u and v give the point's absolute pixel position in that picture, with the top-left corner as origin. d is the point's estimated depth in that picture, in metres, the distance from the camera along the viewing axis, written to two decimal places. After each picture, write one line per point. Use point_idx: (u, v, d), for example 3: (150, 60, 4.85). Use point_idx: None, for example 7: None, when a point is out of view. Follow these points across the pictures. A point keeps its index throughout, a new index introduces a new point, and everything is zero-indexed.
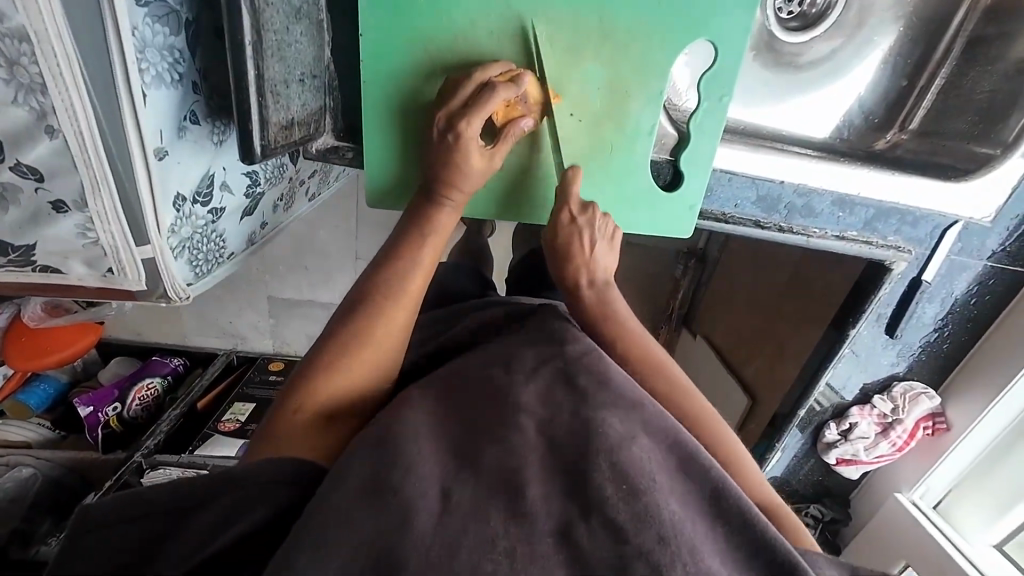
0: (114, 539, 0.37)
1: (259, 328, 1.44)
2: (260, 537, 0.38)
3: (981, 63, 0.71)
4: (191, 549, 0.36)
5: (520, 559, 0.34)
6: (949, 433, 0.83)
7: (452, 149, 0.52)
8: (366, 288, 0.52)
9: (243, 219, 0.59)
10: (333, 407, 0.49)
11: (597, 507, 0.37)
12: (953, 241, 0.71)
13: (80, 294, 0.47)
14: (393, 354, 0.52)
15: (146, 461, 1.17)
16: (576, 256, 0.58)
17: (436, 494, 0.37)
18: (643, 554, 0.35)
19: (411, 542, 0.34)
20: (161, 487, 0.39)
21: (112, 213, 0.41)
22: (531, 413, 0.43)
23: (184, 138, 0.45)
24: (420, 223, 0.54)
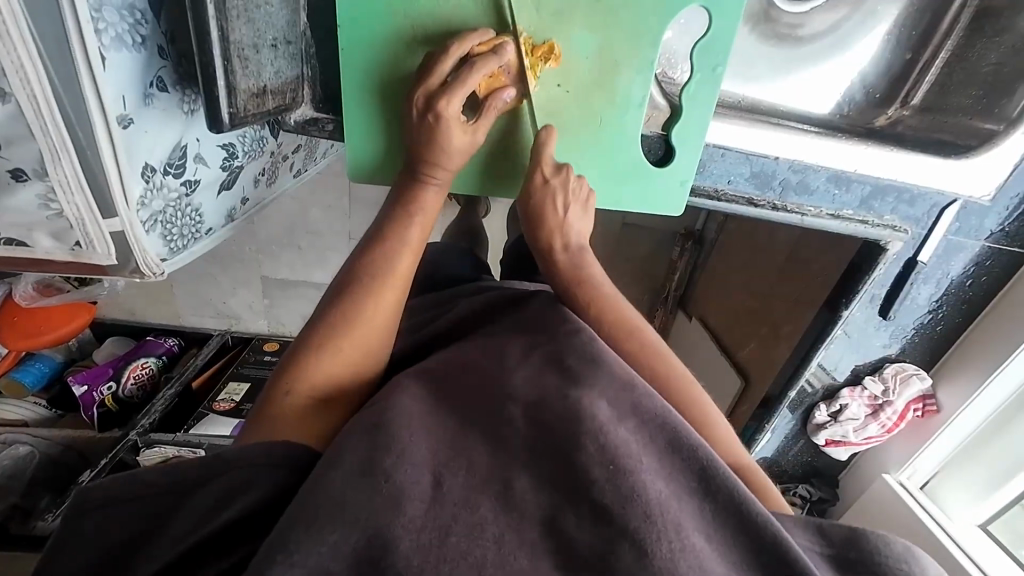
0: (118, 516, 0.38)
1: (253, 309, 1.43)
2: (256, 516, 0.37)
3: (988, 34, 0.68)
4: (187, 529, 0.36)
5: (508, 546, 0.33)
6: (939, 414, 0.82)
7: (433, 125, 0.51)
8: (357, 270, 0.51)
9: (221, 194, 0.58)
10: (325, 390, 0.48)
11: (586, 493, 0.36)
12: (950, 221, 0.70)
13: (47, 267, 0.45)
14: (384, 338, 0.52)
15: (141, 440, 1.18)
16: (549, 221, 0.58)
17: (427, 481, 0.36)
18: (629, 533, 0.33)
19: (400, 525, 0.33)
20: (160, 471, 0.39)
21: (75, 182, 0.39)
22: (520, 397, 0.42)
23: (151, 105, 0.43)
24: (406, 197, 0.53)
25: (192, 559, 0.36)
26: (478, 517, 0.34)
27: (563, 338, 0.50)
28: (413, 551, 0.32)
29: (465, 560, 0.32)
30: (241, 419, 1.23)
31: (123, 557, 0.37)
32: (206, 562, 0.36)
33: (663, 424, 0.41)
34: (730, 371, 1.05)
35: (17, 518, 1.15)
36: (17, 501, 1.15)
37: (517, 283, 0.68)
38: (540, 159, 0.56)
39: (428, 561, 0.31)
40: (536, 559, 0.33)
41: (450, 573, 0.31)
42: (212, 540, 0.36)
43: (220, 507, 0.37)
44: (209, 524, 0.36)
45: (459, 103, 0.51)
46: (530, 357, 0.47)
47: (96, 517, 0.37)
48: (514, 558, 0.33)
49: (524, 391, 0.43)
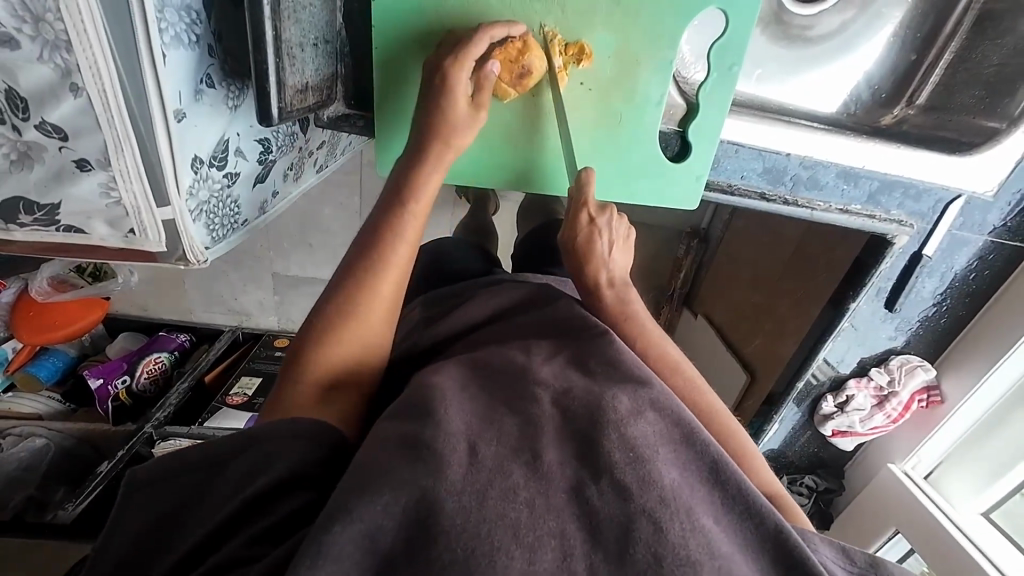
0: (164, 491, 0.41)
1: (264, 305, 1.45)
2: (295, 479, 0.40)
3: (990, 37, 0.71)
4: (237, 489, 0.39)
5: (539, 509, 0.35)
6: (943, 404, 0.85)
7: (441, 85, 0.51)
8: (354, 261, 0.51)
9: (255, 187, 0.60)
10: (334, 374, 0.49)
11: (606, 470, 0.37)
12: (955, 216, 0.72)
13: (103, 253, 0.48)
14: (387, 325, 0.52)
15: (157, 432, 1.19)
16: (594, 257, 0.56)
17: (464, 447, 0.38)
18: (647, 511, 0.35)
19: (442, 488, 0.35)
20: (197, 448, 0.42)
21: (134, 172, 0.42)
22: (547, 386, 0.44)
23: (201, 101, 0.46)
24: (403, 184, 0.52)
25: (243, 518, 0.38)
26: (510, 482, 0.36)
27: (583, 330, 0.52)
28: (457, 512, 0.34)
29: (501, 521, 0.34)
30: (254, 413, 1.24)
31: (175, 522, 0.40)
32: (255, 519, 0.38)
33: (680, 420, 0.42)
34: (736, 365, 1.07)
35: (32, 510, 1.15)
36: (32, 492, 1.15)
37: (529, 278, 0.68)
38: (583, 201, 0.54)
39: (469, 521, 0.34)
40: (563, 519, 0.35)
41: (490, 532, 0.33)
42: (261, 500, 0.38)
43: (258, 472, 0.40)
44: (254, 486, 0.39)
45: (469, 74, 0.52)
46: (555, 356, 0.49)
47: (144, 491, 0.40)
48: (544, 520, 0.34)
49: (553, 383, 0.45)
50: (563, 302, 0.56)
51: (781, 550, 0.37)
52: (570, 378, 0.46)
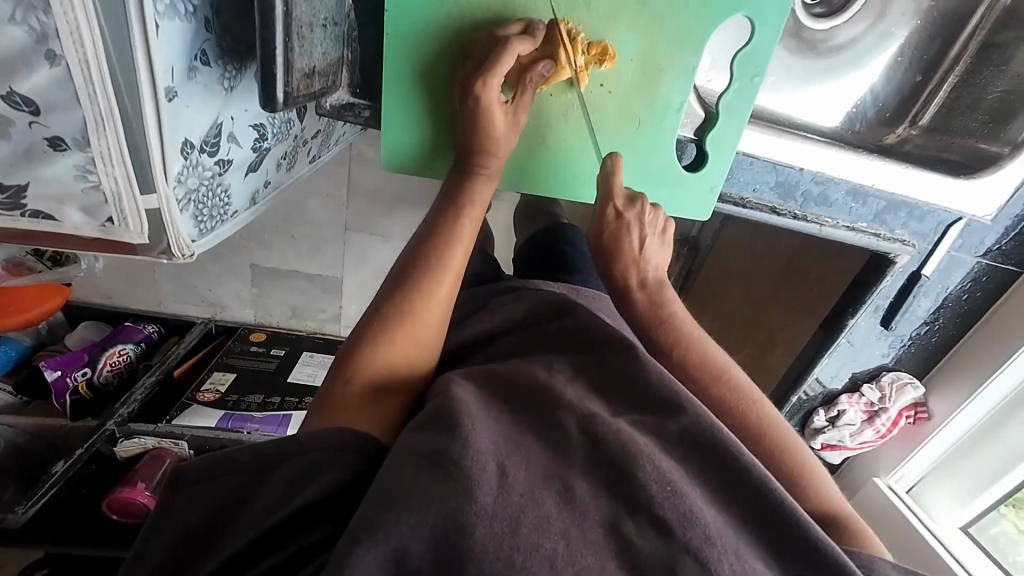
0: (209, 491, 0.40)
1: (241, 297, 1.30)
2: (333, 499, 0.38)
3: (993, 63, 0.72)
4: (272, 506, 0.38)
5: (575, 542, 0.33)
6: (929, 421, 0.87)
7: (478, 108, 0.51)
8: (410, 262, 0.51)
9: (248, 176, 0.56)
10: (383, 376, 0.47)
11: (644, 503, 0.35)
12: (955, 237, 0.73)
13: (69, 241, 0.44)
14: (438, 331, 0.51)
15: (120, 429, 1.03)
16: (627, 253, 0.55)
17: (494, 469, 0.36)
18: (691, 550, 0.33)
19: (473, 513, 0.33)
20: (241, 452, 0.41)
21: (117, 155, 0.38)
22: (571, 409, 0.41)
23: (195, 79, 0.42)
24: (461, 190, 0.54)
25: (281, 533, 0.37)
26: (543, 510, 0.34)
27: (606, 346, 0.48)
28: (489, 537, 0.32)
29: (537, 552, 0.32)
30: (228, 409, 1.10)
31: (214, 528, 0.40)
32: (290, 541, 0.37)
33: (717, 444, 0.39)
34: None
35: None
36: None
37: (543, 287, 0.65)
38: (609, 191, 0.54)
39: (503, 550, 0.32)
40: (602, 556, 0.33)
41: (525, 563, 0.31)
42: (298, 517, 0.38)
43: (303, 484, 0.39)
44: (288, 505, 0.38)
45: (497, 87, 0.51)
46: (577, 377, 0.46)
47: (191, 491, 0.40)
48: (582, 554, 0.33)
49: (579, 402, 0.42)
50: (584, 314, 0.53)
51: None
52: (596, 399, 0.44)
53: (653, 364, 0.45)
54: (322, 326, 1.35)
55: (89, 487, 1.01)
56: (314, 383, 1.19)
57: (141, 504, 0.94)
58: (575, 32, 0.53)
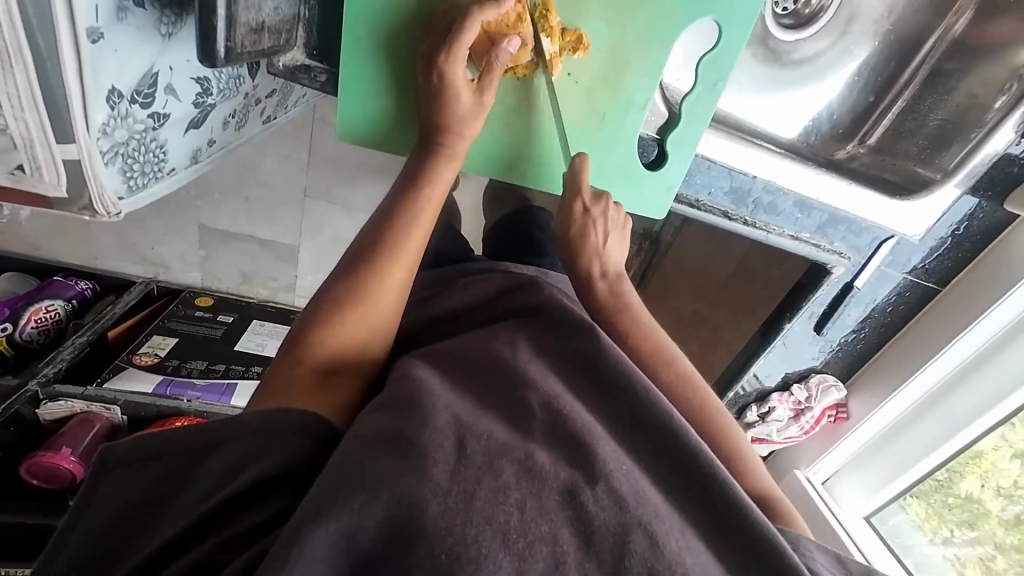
0: (140, 476, 0.39)
1: (185, 259, 1.20)
2: (270, 485, 0.37)
3: (937, 92, 0.76)
4: (208, 491, 0.37)
5: (530, 512, 0.34)
6: (848, 421, 0.94)
7: (442, 85, 0.50)
8: (369, 240, 0.50)
9: (188, 133, 0.52)
10: (334, 358, 0.46)
11: (602, 477, 0.37)
12: (886, 254, 0.78)
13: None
14: (393, 313, 0.50)
15: (44, 391, 0.95)
16: (591, 244, 0.57)
17: (451, 443, 0.36)
18: (642, 522, 0.35)
19: (427, 490, 0.33)
20: (179, 431, 0.40)
21: (27, 97, 0.34)
22: (538, 389, 0.42)
23: (125, 20, 0.38)
24: (422, 168, 0.53)
25: (222, 513, 0.36)
26: (499, 482, 0.35)
27: (566, 328, 0.49)
28: (442, 514, 0.32)
29: (489, 525, 0.32)
30: (167, 375, 1.04)
31: (149, 512, 0.38)
32: (232, 521, 0.36)
33: (665, 427, 0.41)
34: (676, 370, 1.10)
35: None
36: None
37: (511, 267, 0.66)
38: (578, 189, 0.56)
39: (455, 525, 0.32)
40: (556, 524, 0.34)
41: (476, 537, 0.32)
42: (234, 502, 0.36)
43: (243, 468, 0.38)
44: (224, 489, 0.37)
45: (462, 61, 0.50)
46: (538, 357, 0.47)
47: (123, 472, 0.39)
48: (536, 524, 0.33)
49: (544, 386, 0.43)
50: (551, 293, 0.54)
51: (765, 555, 0.36)
52: (558, 381, 0.45)
53: (609, 345, 0.47)
54: (274, 295, 1.28)
55: (7, 451, 0.91)
56: (263, 352, 1.15)
57: (65, 469, 0.87)
58: (547, 14, 0.52)
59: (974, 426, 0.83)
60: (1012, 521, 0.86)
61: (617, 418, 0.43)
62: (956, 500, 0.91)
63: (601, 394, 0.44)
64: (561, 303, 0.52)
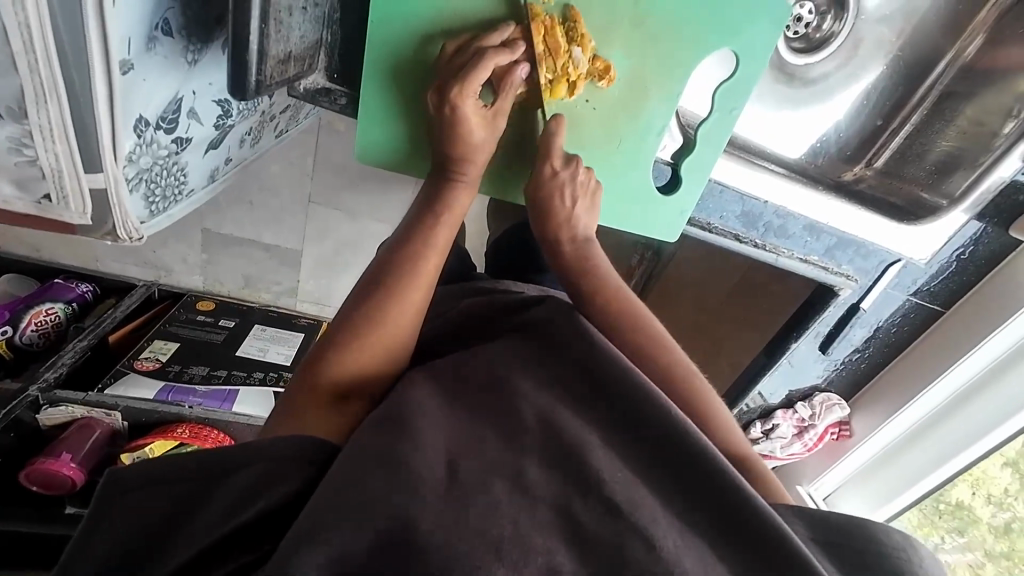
0: (147, 501, 0.39)
1: (188, 263, 1.20)
2: (287, 508, 0.38)
3: (944, 116, 0.78)
4: (222, 516, 0.37)
5: (524, 525, 0.34)
6: (850, 438, 0.95)
7: (455, 118, 0.51)
8: (385, 266, 0.50)
9: (208, 154, 0.52)
10: (348, 383, 0.46)
11: (595, 487, 0.37)
12: (892, 277, 0.79)
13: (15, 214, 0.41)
14: (408, 339, 0.50)
15: (45, 395, 0.93)
16: (559, 213, 0.58)
17: (442, 466, 0.37)
18: (637, 531, 0.35)
19: (419, 506, 0.34)
20: (188, 456, 0.40)
21: (59, 131, 0.35)
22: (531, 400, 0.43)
23: (154, 50, 0.38)
24: (439, 194, 0.53)
25: (238, 540, 0.36)
26: (492, 496, 0.35)
27: (565, 333, 0.48)
28: (435, 527, 0.33)
29: (483, 539, 0.33)
30: (169, 381, 1.03)
31: (158, 535, 0.38)
32: (252, 545, 0.36)
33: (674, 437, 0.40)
34: None
35: None
36: None
37: (513, 287, 0.66)
38: (548, 150, 0.56)
39: (448, 543, 0.32)
40: (550, 538, 0.34)
41: (469, 552, 0.32)
42: (252, 526, 0.37)
43: (256, 495, 0.37)
44: (238, 517, 0.36)
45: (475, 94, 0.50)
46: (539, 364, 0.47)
47: (139, 494, 0.39)
48: (534, 544, 0.33)
49: (542, 400, 0.43)
50: (550, 301, 0.53)
51: (785, 558, 0.35)
52: (556, 390, 0.44)
53: (610, 348, 0.46)
54: (275, 301, 1.28)
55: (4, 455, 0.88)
56: (265, 360, 1.14)
57: (64, 476, 0.86)
58: (574, 24, 0.52)
59: (965, 453, 0.85)
60: (1001, 528, 0.91)
61: (617, 425, 0.42)
62: (947, 506, 0.94)
63: (605, 402, 0.43)
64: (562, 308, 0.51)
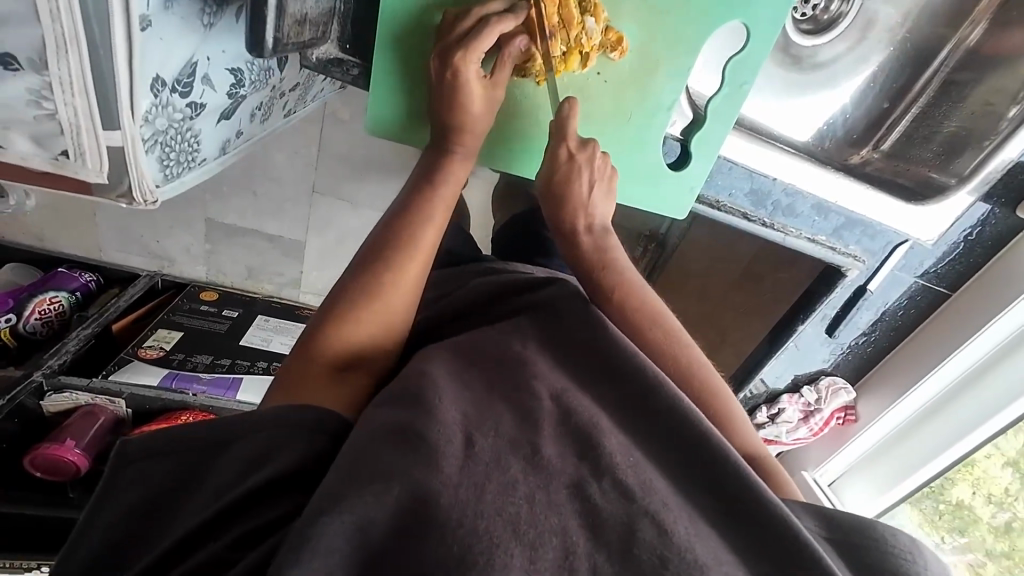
0: (155, 472, 0.39)
1: (192, 252, 1.20)
2: (297, 474, 0.37)
3: (951, 99, 0.78)
4: (231, 483, 0.37)
5: (539, 504, 0.34)
6: (856, 423, 0.95)
7: (454, 83, 0.50)
8: (380, 241, 0.50)
9: (220, 123, 0.52)
10: (347, 355, 0.46)
11: (608, 470, 0.37)
12: (899, 258, 0.79)
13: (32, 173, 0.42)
14: (403, 314, 0.50)
15: (49, 381, 0.93)
16: (576, 198, 0.56)
17: (460, 440, 0.36)
18: (649, 513, 0.35)
19: (439, 482, 0.34)
20: (195, 427, 0.40)
21: (79, 85, 0.35)
22: (543, 381, 0.42)
23: (172, 9, 0.39)
24: (434, 169, 0.54)
25: (244, 506, 0.36)
26: (509, 475, 0.35)
27: (575, 316, 0.48)
28: (454, 504, 0.33)
29: (500, 516, 0.33)
30: (173, 369, 1.03)
31: (165, 508, 0.38)
32: (257, 511, 0.36)
33: (683, 427, 0.40)
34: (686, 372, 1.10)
35: None
36: None
37: (519, 267, 0.67)
38: (564, 133, 0.54)
39: (467, 516, 0.32)
40: (566, 517, 0.34)
41: (487, 529, 0.32)
42: (258, 492, 0.36)
43: (262, 462, 0.38)
44: (245, 483, 0.36)
45: (478, 63, 0.50)
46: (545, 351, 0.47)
47: (139, 466, 0.39)
48: (545, 516, 0.33)
49: (551, 378, 0.43)
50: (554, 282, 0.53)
51: (784, 543, 0.35)
52: (565, 370, 0.45)
53: (618, 334, 0.46)
54: (279, 289, 1.28)
55: (9, 441, 0.89)
56: (268, 348, 1.14)
57: (69, 462, 0.86)
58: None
59: (967, 440, 0.85)
60: (1001, 528, 0.92)
61: (624, 399, 0.43)
62: (948, 507, 0.94)
63: (617, 391, 0.43)
64: (570, 293, 0.50)
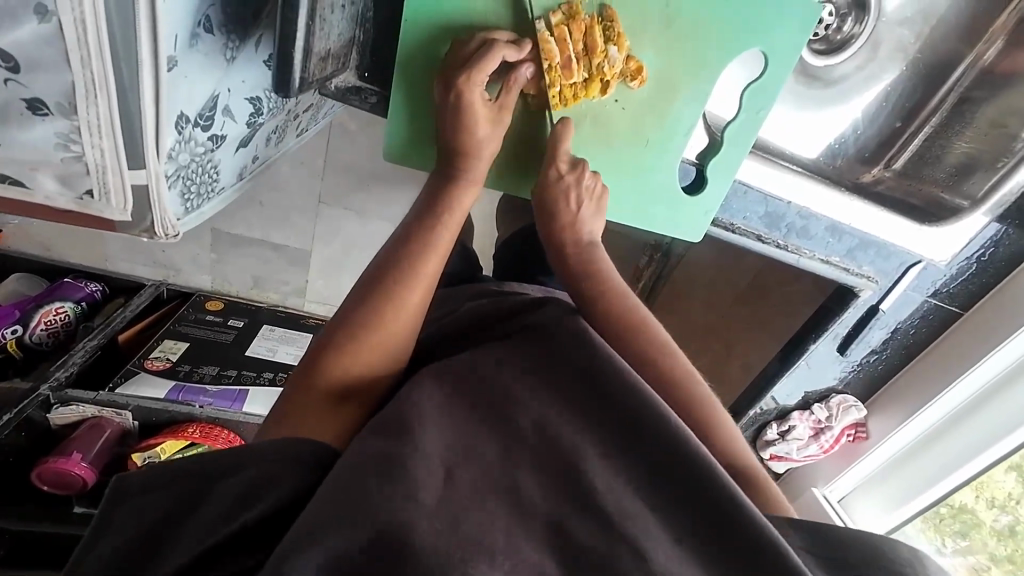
0: (147, 509, 0.38)
1: (197, 262, 1.19)
2: (288, 510, 0.37)
3: (965, 120, 0.77)
4: (220, 517, 0.36)
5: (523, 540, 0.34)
6: (867, 440, 0.95)
7: (458, 105, 0.50)
8: (383, 267, 0.50)
9: (238, 152, 0.52)
10: (348, 385, 0.46)
11: (596, 507, 0.37)
12: (912, 278, 0.79)
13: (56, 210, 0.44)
14: (405, 340, 0.50)
15: (55, 394, 0.92)
16: (563, 214, 0.58)
17: None
18: (635, 547, 0.35)
19: (424, 517, 0.33)
20: (189, 459, 0.40)
21: (107, 127, 0.36)
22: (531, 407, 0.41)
23: (196, 47, 0.39)
24: (439, 193, 0.54)
25: (235, 543, 0.35)
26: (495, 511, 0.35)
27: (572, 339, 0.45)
28: (437, 541, 0.32)
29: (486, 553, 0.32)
30: (179, 381, 1.03)
31: (150, 546, 0.37)
32: (244, 551, 0.35)
33: (690, 464, 0.38)
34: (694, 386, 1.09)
35: None
36: None
37: (518, 287, 0.67)
38: (555, 149, 0.55)
39: (451, 553, 0.32)
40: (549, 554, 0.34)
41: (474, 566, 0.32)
42: (246, 530, 0.36)
43: (253, 497, 0.37)
44: (234, 518, 0.36)
45: (482, 84, 0.50)
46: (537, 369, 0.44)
47: (134, 502, 0.38)
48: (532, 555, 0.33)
49: (538, 402, 0.42)
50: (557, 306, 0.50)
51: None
52: (559, 389, 0.43)
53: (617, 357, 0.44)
54: (283, 300, 1.27)
55: (16, 456, 0.88)
56: (274, 357, 1.13)
57: (76, 475, 0.85)
58: (611, 23, 0.53)
59: (978, 458, 0.85)
60: (1004, 531, 0.91)
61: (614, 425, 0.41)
62: (949, 511, 0.94)
63: (617, 423, 0.41)
64: (567, 314, 0.49)
